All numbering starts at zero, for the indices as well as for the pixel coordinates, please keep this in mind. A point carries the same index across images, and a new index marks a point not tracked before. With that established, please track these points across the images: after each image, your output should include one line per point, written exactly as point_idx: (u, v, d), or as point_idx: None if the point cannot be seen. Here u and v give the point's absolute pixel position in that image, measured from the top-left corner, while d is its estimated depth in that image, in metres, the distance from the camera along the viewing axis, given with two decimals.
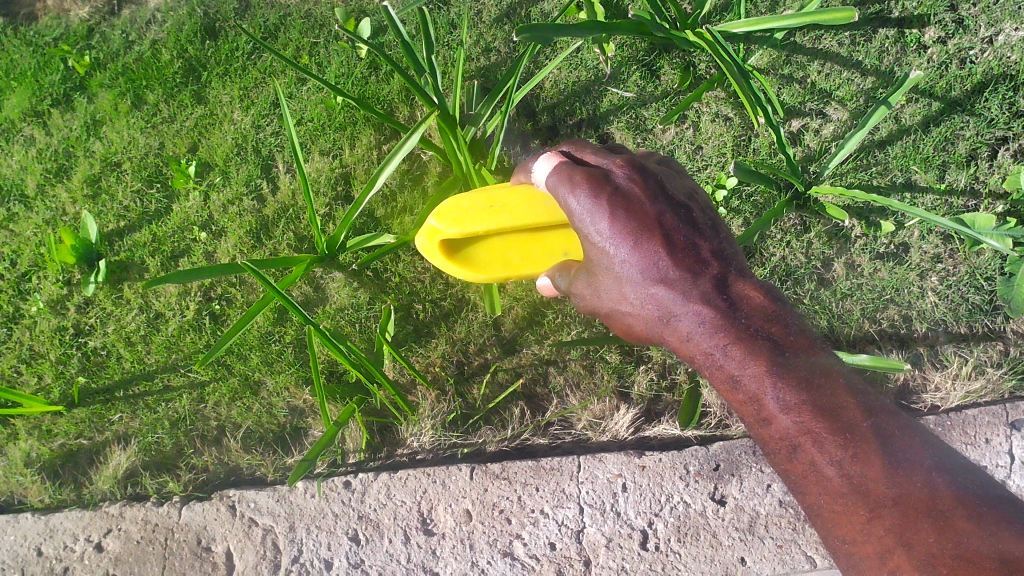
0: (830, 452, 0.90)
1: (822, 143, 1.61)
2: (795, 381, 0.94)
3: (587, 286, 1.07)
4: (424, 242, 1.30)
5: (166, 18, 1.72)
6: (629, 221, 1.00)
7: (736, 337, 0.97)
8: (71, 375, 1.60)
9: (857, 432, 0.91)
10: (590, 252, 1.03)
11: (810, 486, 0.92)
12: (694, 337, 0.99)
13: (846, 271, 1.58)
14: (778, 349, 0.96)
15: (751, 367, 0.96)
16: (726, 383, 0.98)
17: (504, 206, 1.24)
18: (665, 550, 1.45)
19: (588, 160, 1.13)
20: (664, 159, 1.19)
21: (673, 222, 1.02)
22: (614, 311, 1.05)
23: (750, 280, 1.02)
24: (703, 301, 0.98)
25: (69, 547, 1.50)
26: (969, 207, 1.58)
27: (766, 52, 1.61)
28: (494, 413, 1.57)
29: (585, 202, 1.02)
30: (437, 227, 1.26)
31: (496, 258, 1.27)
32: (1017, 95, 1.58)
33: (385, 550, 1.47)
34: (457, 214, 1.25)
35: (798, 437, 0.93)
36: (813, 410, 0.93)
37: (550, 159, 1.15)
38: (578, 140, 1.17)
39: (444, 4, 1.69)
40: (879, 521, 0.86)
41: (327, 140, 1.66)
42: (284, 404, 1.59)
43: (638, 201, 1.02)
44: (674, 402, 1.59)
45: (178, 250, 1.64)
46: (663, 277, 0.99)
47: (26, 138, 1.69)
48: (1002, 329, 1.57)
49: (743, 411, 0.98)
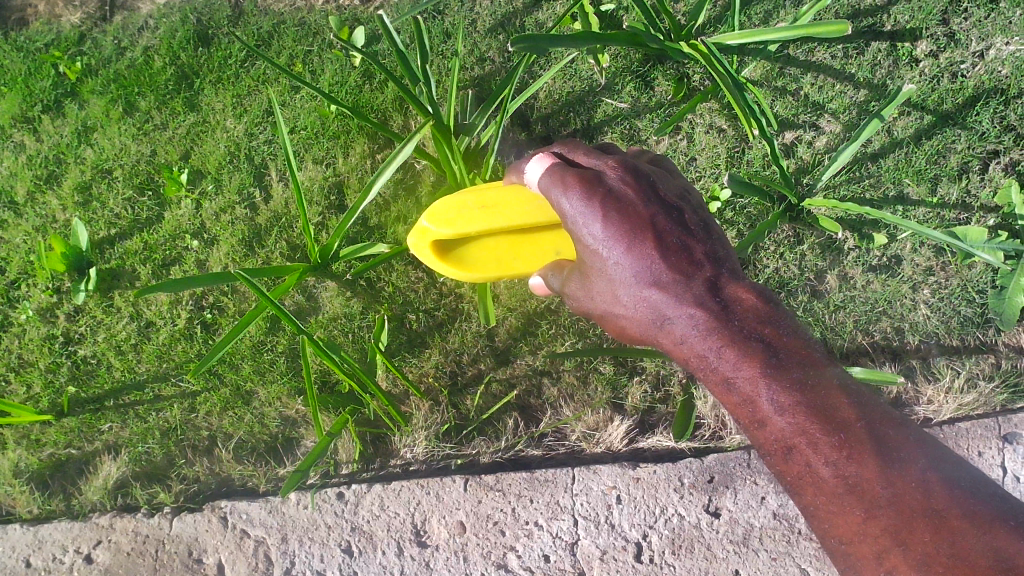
0: (825, 453, 0.91)
1: (815, 155, 1.61)
2: (788, 383, 0.94)
3: (580, 288, 1.07)
4: (416, 241, 1.30)
5: (159, 25, 1.71)
6: (622, 223, 1.00)
7: (730, 339, 0.96)
8: (60, 384, 1.59)
9: (851, 433, 0.91)
10: (584, 254, 1.03)
11: (805, 487, 0.92)
12: (689, 339, 0.99)
13: (839, 283, 1.59)
14: (771, 350, 0.96)
15: (746, 370, 0.95)
16: (720, 385, 0.98)
17: (497, 208, 1.23)
18: (659, 562, 1.45)
19: (580, 160, 1.13)
20: (655, 157, 1.19)
21: (665, 224, 1.01)
22: (607, 312, 1.05)
23: (743, 281, 1.02)
24: (696, 304, 0.98)
25: (58, 559, 1.49)
26: (960, 220, 1.59)
27: (759, 64, 1.62)
28: (487, 424, 1.57)
29: (578, 204, 1.02)
30: (428, 227, 1.27)
31: (488, 257, 1.27)
32: (1008, 109, 1.59)
33: (379, 562, 1.46)
34: (448, 215, 1.25)
35: (793, 439, 0.93)
36: (807, 411, 0.93)
37: (543, 160, 1.15)
38: (571, 140, 1.17)
39: (438, 14, 1.69)
40: (874, 521, 0.87)
41: (320, 148, 1.65)
42: (276, 415, 1.58)
43: (631, 202, 1.02)
44: (667, 413, 1.59)
45: (170, 259, 1.63)
46: (657, 280, 0.99)
47: (16, 145, 1.68)
48: (994, 342, 1.57)
49: (738, 412, 0.97)
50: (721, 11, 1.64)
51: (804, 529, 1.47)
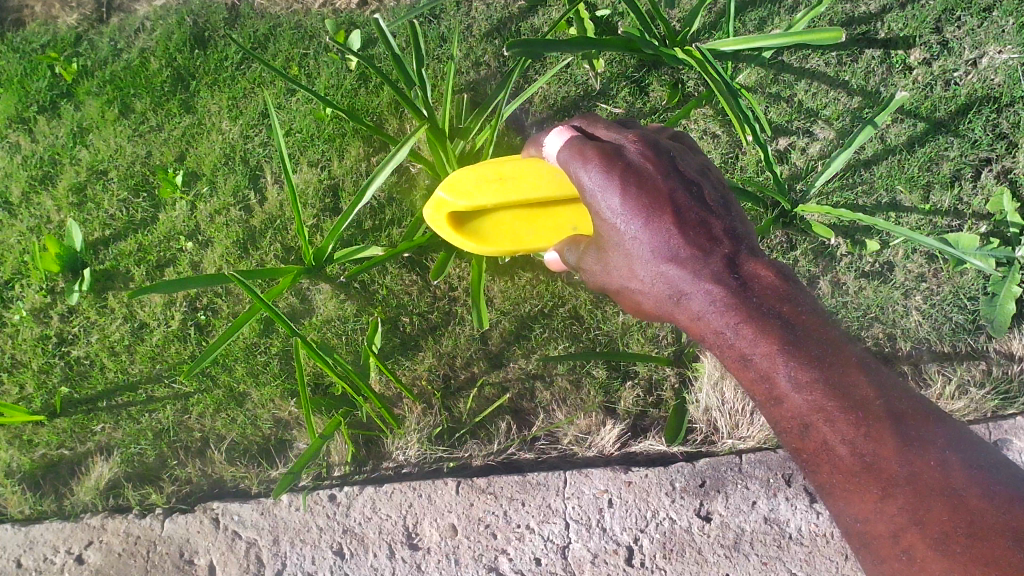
0: (842, 431, 0.90)
1: (808, 161, 1.62)
2: (807, 360, 0.93)
3: (596, 263, 1.07)
4: (431, 214, 1.35)
5: (155, 27, 1.71)
6: (642, 197, 0.99)
7: (747, 316, 0.95)
8: (53, 385, 1.59)
9: (869, 411, 0.90)
10: (602, 228, 1.03)
11: (821, 465, 0.92)
12: (706, 316, 0.97)
13: (831, 289, 1.59)
14: (789, 327, 0.94)
15: (763, 346, 0.94)
16: (737, 361, 0.97)
17: (514, 180, 1.28)
18: (650, 566, 1.45)
19: (599, 135, 1.13)
20: (676, 134, 1.18)
21: (684, 199, 1.00)
22: (623, 288, 1.04)
23: (762, 258, 1.00)
24: (713, 280, 0.97)
25: (49, 559, 1.49)
26: (952, 228, 1.59)
27: (754, 70, 1.62)
28: (480, 427, 1.57)
29: (597, 177, 1.02)
30: (444, 199, 1.31)
31: (502, 230, 1.32)
32: (1000, 117, 1.60)
33: (370, 565, 1.46)
34: (464, 187, 1.30)
35: (810, 416, 0.92)
36: (825, 388, 0.91)
37: (562, 134, 1.15)
38: (589, 114, 1.17)
39: (434, 18, 1.69)
40: (890, 499, 0.87)
41: (316, 151, 1.66)
42: (268, 417, 1.58)
43: (650, 176, 1.01)
44: (659, 418, 1.59)
45: (164, 260, 1.63)
46: (674, 255, 0.98)
47: (11, 145, 1.68)
48: (984, 348, 1.58)
49: (754, 390, 0.96)
50: (715, 18, 1.65)
51: (795, 533, 1.47)
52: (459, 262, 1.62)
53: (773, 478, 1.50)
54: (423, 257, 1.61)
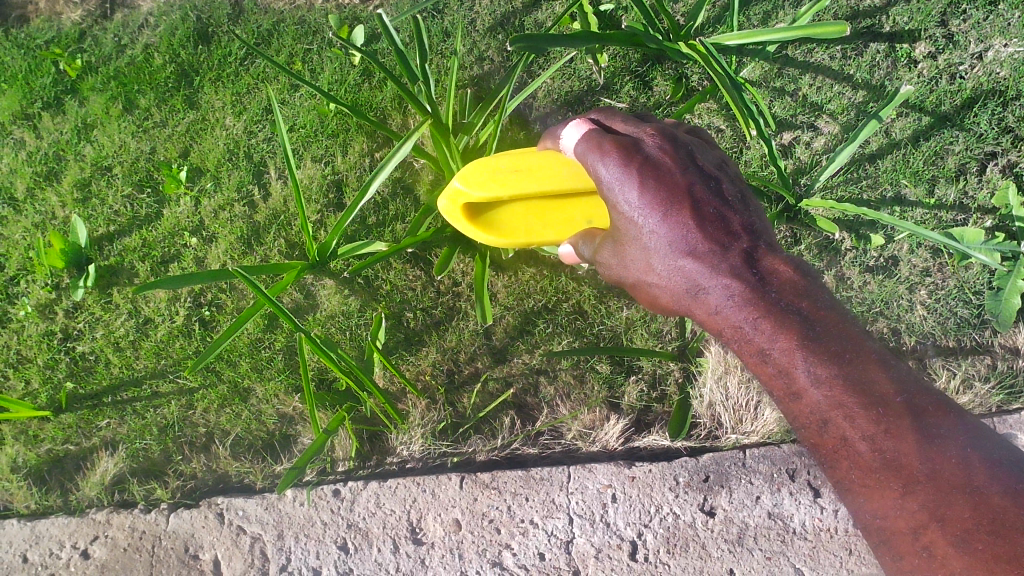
0: (862, 427, 0.90)
1: (813, 156, 1.61)
2: (826, 356, 0.93)
3: (612, 256, 1.06)
4: (446, 204, 1.34)
5: (158, 23, 1.72)
6: (660, 191, 0.98)
7: (766, 311, 0.95)
8: (59, 380, 1.59)
9: (889, 406, 0.90)
10: (618, 221, 1.02)
11: (840, 461, 0.92)
12: (724, 310, 0.97)
13: (835, 283, 1.59)
14: (809, 324, 0.95)
15: (781, 341, 0.94)
16: (755, 357, 0.97)
17: (531, 172, 1.28)
18: (654, 561, 1.45)
19: (616, 128, 1.12)
20: (692, 130, 1.18)
21: (703, 194, 1.00)
22: (639, 282, 1.03)
23: (780, 254, 1.00)
24: (732, 275, 0.96)
25: (55, 554, 1.49)
26: (957, 222, 1.59)
27: (758, 65, 1.62)
28: (484, 422, 1.57)
29: (614, 170, 1.01)
30: (461, 189, 1.31)
31: (516, 223, 1.32)
32: (1006, 111, 1.59)
33: (374, 559, 1.46)
34: (482, 177, 1.30)
35: (829, 411, 0.92)
36: (845, 384, 0.92)
37: (579, 127, 1.15)
38: (606, 108, 1.17)
39: (438, 13, 1.69)
40: (912, 496, 0.87)
41: (319, 146, 1.66)
42: (273, 412, 1.58)
43: (669, 170, 1.01)
44: (663, 413, 1.60)
45: (168, 256, 1.63)
46: (692, 249, 0.97)
47: (16, 141, 1.68)
48: (989, 343, 1.57)
49: (772, 385, 0.96)
50: (720, 12, 1.65)
51: (799, 528, 1.47)
52: (463, 257, 1.62)
53: (777, 473, 1.50)
54: (426, 252, 1.61)
